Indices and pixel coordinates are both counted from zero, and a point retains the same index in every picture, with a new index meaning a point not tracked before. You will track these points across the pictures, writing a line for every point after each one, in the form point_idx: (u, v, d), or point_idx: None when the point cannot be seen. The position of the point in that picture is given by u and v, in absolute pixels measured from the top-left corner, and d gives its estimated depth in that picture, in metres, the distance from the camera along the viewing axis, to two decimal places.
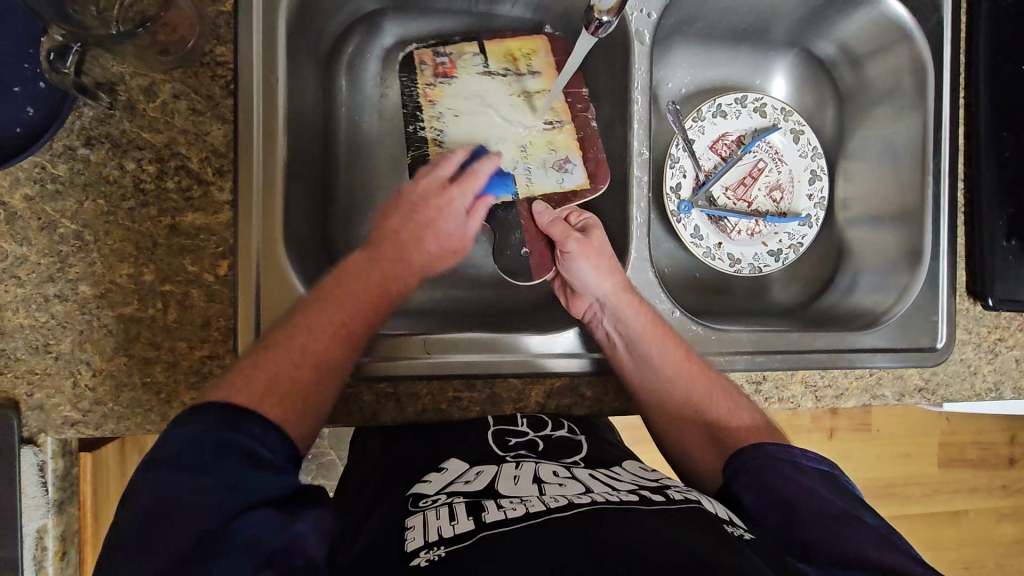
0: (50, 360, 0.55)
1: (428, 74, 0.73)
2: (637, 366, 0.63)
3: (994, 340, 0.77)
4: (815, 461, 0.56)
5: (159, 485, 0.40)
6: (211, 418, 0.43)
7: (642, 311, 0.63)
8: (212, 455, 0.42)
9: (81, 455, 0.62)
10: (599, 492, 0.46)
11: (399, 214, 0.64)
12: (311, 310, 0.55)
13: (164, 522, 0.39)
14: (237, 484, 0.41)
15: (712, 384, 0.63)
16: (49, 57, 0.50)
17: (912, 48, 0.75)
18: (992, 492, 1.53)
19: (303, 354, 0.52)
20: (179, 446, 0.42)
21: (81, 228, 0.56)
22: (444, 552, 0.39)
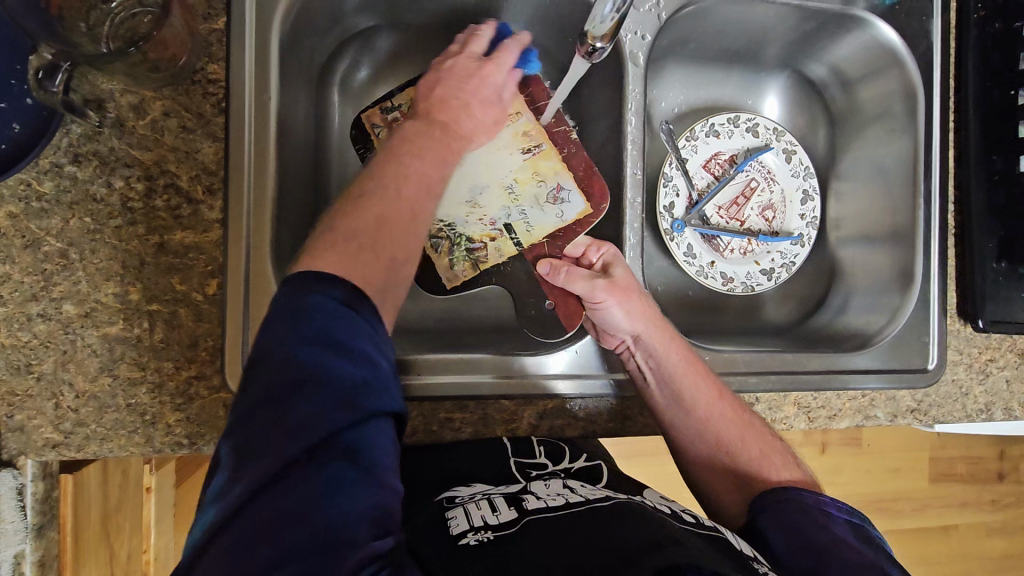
0: (32, 381, 0.54)
1: (387, 134, 0.71)
2: (669, 404, 0.63)
3: (985, 361, 0.78)
4: (845, 512, 0.55)
5: (294, 369, 0.38)
6: (340, 297, 0.42)
7: (676, 348, 0.64)
8: (347, 341, 0.40)
9: (62, 477, 0.58)
10: (632, 497, 0.50)
11: (444, 86, 0.63)
12: (403, 168, 0.54)
13: (293, 409, 0.37)
14: (364, 383, 0.39)
15: (742, 426, 0.63)
16: (37, 75, 0.49)
17: (903, 72, 0.76)
18: (982, 507, 1.53)
19: (398, 198, 0.52)
20: (315, 326, 0.40)
21: (66, 246, 0.55)
22: (492, 535, 0.42)
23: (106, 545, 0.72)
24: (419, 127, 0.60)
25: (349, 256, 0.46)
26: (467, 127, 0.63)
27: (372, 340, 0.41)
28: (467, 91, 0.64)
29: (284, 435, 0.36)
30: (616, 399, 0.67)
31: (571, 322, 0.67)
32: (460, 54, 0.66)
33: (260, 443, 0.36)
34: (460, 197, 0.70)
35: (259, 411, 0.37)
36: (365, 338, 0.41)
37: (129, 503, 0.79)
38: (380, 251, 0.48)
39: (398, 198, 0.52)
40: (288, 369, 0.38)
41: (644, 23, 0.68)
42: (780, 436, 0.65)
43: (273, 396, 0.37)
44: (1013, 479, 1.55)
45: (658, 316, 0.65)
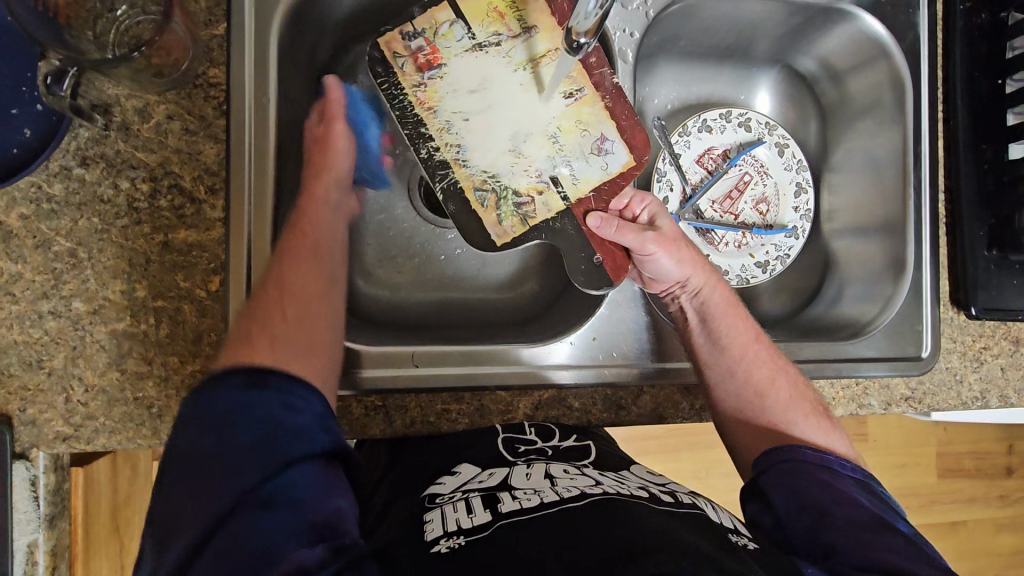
0: (43, 377, 0.56)
1: (410, 67, 0.64)
2: (711, 348, 0.66)
3: (979, 349, 0.78)
4: (848, 469, 0.58)
5: (207, 444, 0.43)
6: (240, 381, 0.47)
7: (719, 291, 0.68)
8: (249, 414, 0.45)
9: (73, 470, 0.61)
10: (611, 485, 0.50)
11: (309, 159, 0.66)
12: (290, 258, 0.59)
13: (212, 476, 0.42)
14: (274, 439, 0.44)
15: (778, 369, 0.66)
16: (46, 81, 0.51)
17: (891, 64, 0.77)
18: (990, 502, 1.52)
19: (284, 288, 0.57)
20: (219, 409, 0.45)
21: (75, 246, 0.57)
22: (463, 541, 0.44)
23: (116, 539, 0.74)
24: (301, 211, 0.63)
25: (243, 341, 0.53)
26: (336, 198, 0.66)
27: (278, 404, 0.46)
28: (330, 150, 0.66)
29: (206, 500, 0.41)
30: (610, 391, 0.68)
31: (621, 275, 0.65)
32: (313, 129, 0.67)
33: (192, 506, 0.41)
34: (503, 145, 0.66)
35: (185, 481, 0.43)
36: (276, 403, 0.46)
37: (137, 498, 0.80)
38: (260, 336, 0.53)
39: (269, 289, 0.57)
40: (201, 445, 0.44)
41: (633, 21, 0.70)
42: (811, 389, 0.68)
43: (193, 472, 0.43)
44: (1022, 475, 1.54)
45: (700, 263, 0.68)
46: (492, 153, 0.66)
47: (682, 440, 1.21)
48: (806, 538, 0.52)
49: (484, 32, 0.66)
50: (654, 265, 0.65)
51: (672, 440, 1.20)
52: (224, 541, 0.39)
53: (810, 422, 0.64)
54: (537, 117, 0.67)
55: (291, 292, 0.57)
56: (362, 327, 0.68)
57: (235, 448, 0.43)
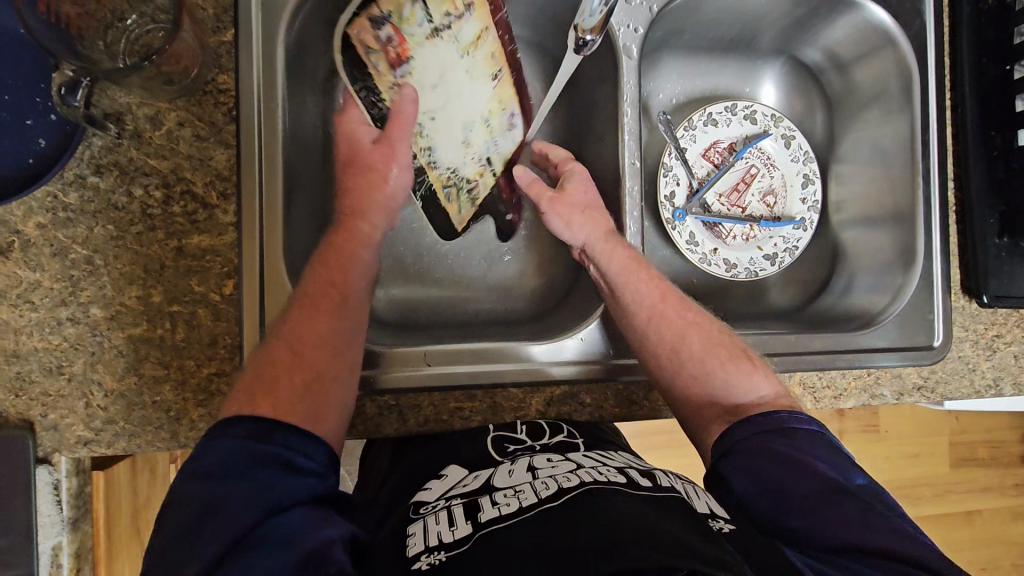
0: (64, 382, 0.57)
1: (382, 64, 0.64)
2: (620, 314, 0.65)
3: (992, 337, 0.78)
4: (803, 423, 0.57)
5: (202, 495, 0.43)
6: (243, 432, 0.47)
7: (616, 254, 0.65)
8: (248, 466, 0.45)
9: (93, 474, 0.62)
10: (591, 471, 0.49)
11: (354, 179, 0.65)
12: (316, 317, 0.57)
13: (211, 522, 0.41)
14: (269, 484, 0.44)
15: (684, 323, 0.65)
16: (60, 91, 0.52)
17: (897, 53, 0.77)
18: (1005, 491, 1.51)
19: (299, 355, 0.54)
20: (213, 462, 0.45)
21: (91, 253, 0.58)
22: (445, 556, 0.42)
23: (138, 541, 0.75)
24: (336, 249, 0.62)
25: (246, 398, 0.51)
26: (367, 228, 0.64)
27: (278, 461, 0.46)
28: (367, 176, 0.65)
29: (203, 543, 0.40)
30: (621, 386, 0.68)
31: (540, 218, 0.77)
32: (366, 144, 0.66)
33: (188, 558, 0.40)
34: (456, 139, 0.70)
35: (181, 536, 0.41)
36: (275, 454, 0.46)
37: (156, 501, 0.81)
38: (274, 391, 0.51)
39: (285, 345, 0.55)
40: (200, 495, 0.43)
41: (636, 17, 0.70)
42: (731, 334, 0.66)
43: (191, 524, 0.42)
44: None
45: (602, 225, 0.67)
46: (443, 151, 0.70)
47: None
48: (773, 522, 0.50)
49: (439, 12, 0.64)
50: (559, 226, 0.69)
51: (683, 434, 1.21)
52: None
53: (742, 382, 0.61)
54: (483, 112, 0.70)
55: (303, 351, 0.55)
56: (375, 327, 0.69)
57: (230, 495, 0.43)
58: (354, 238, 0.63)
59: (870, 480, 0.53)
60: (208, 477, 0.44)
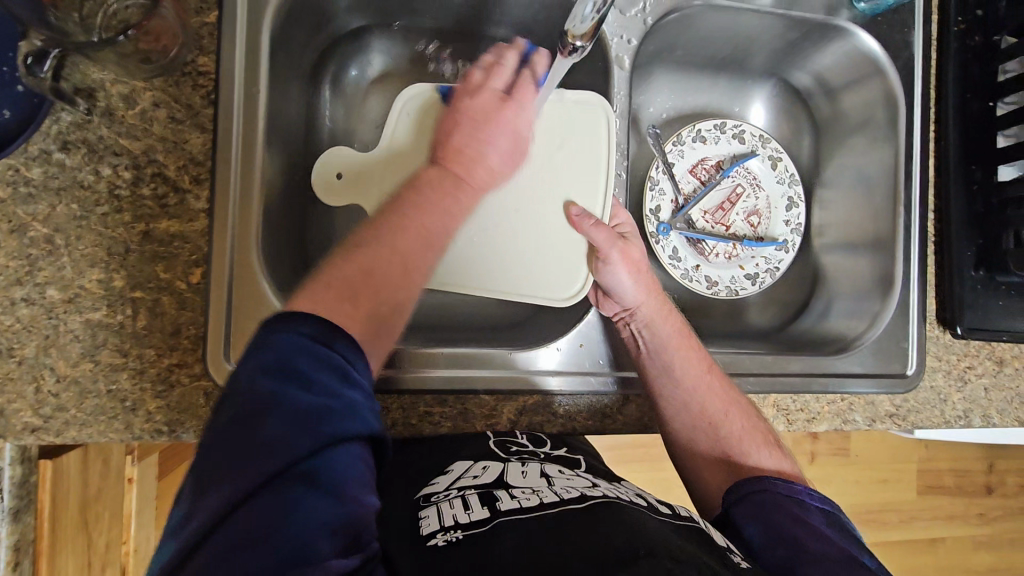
0: (14, 365, 0.54)
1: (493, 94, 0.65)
2: (660, 376, 0.63)
3: (964, 368, 0.78)
4: (817, 501, 0.55)
5: (257, 402, 0.38)
6: (309, 332, 0.42)
7: (669, 321, 0.65)
8: (309, 369, 0.40)
9: (40, 463, 0.58)
10: (607, 489, 0.49)
11: (464, 129, 0.61)
12: (410, 216, 0.52)
13: (260, 434, 0.37)
14: (331, 410, 0.39)
15: (728, 402, 0.63)
16: (26, 61, 0.50)
17: (885, 82, 0.78)
18: (969, 520, 1.53)
19: (394, 252, 0.49)
20: (277, 358, 0.40)
21: (52, 232, 0.55)
22: (462, 535, 0.42)
23: (85, 534, 0.71)
24: (430, 176, 0.57)
25: (345, 288, 0.46)
26: (479, 177, 0.59)
27: (342, 371, 0.41)
28: (483, 132, 0.61)
29: (249, 463, 0.36)
30: (596, 398, 0.67)
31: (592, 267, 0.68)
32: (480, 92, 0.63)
33: (223, 471, 0.36)
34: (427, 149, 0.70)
35: (225, 436, 0.38)
36: (335, 367, 0.41)
37: (110, 491, 0.78)
38: (363, 301, 0.46)
39: (391, 251, 0.49)
40: (255, 397, 0.39)
41: (631, 28, 0.70)
42: (767, 423, 0.65)
43: (237, 427, 0.38)
44: (1002, 494, 1.55)
45: (656, 295, 0.66)
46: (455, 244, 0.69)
47: None
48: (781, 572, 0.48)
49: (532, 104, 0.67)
50: (611, 280, 0.65)
51: (658, 449, 1.20)
52: (258, 510, 0.34)
53: (764, 457, 0.61)
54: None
55: (372, 283, 0.47)
56: None
57: (288, 407, 0.38)
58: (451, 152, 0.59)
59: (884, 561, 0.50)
60: (277, 375, 0.39)
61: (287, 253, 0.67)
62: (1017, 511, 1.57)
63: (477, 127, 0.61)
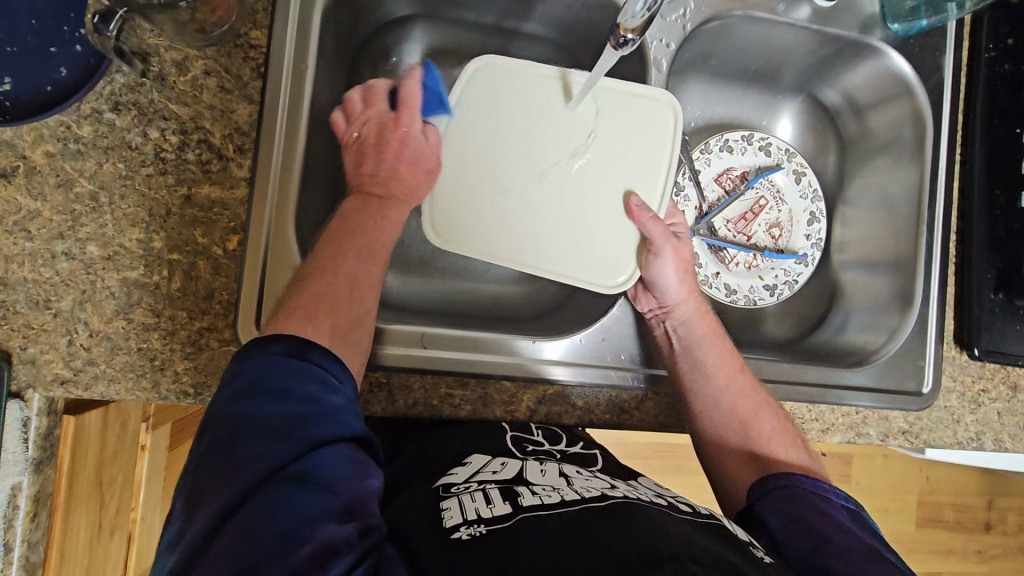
0: (49, 317, 0.55)
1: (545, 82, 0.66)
2: (694, 372, 0.64)
3: (978, 390, 0.79)
4: (842, 499, 0.55)
5: (230, 420, 0.41)
6: (280, 350, 0.44)
7: (705, 321, 0.67)
8: (280, 384, 0.42)
9: (64, 418, 0.59)
10: (627, 491, 0.48)
11: (370, 154, 0.63)
12: (354, 237, 0.56)
13: (242, 447, 0.39)
14: (308, 416, 0.41)
15: (758, 401, 0.64)
16: (93, 20, 0.51)
17: (913, 102, 0.79)
18: (967, 556, 1.52)
19: (336, 273, 0.53)
20: (251, 379, 0.42)
21: (97, 189, 0.56)
22: (485, 530, 0.41)
23: (98, 496, 0.72)
24: (354, 202, 0.60)
25: (305, 314, 0.49)
26: (401, 193, 0.62)
27: (314, 377, 0.43)
28: (384, 153, 0.63)
29: (234, 475, 0.38)
30: (615, 392, 0.67)
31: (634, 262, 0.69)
32: (368, 116, 0.65)
33: (211, 483, 0.38)
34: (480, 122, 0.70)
35: (207, 454, 0.40)
36: (310, 377, 0.43)
37: (124, 456, 0.79)
38: (323, 320, 0.49)
39: (336, 271, 0.53)
40: (229, 417, 0.41)
41: (670, 32, 0.72)
42: (793, 427, 0.66)
43: (218, 444, 0.40)
44: (1001, 531, 1.54)
45: (694, 295, 0.67)
46: (503, 216, 0.69)
47: (674, 460, 1.20)
48: (805, 566, 0.49)
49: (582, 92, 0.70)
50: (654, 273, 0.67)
51: (662, 460, 1.20)
52: (250, 509, 0.36)
53: (793, 457, 0.62)
54: (545, 146, 0.70)
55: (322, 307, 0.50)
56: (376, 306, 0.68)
57: (265, 418, 0.40)
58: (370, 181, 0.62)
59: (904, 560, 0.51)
60: (245, 393, 0.42)
61: (320, 230, 0.68)
62: (1017, 551, 1.56)
63: (379, 148, 0.63)
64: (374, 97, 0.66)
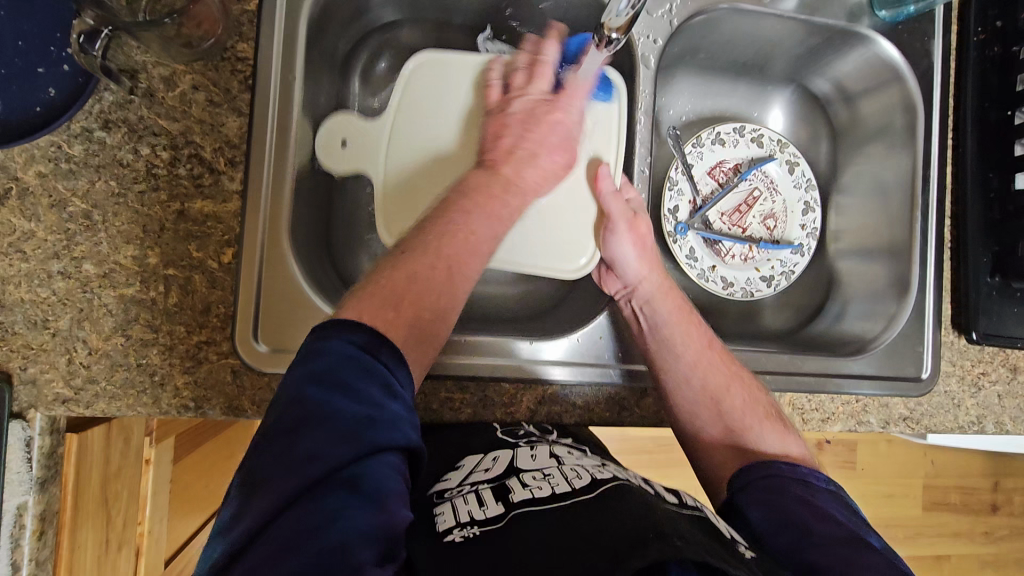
0: (48, 337, 0.55)
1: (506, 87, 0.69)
2: (660, 350, 0.65)
3: (978, 374, 0.79)
4: (824, 482, 0.56)
5: (303, 412, 0.40)
6: (358, 342, 0.44)
7: (669, 298, 0.67)
8: (352, 380, 0.41)
9: (66, 437, 0.58)
10: (616, 471, 0.49)
11: (512, 133, 0.66)
12: (438, 243, 0.53)
13: (305, 443, 0.38)
14: (375, 421, 0.40)
15: (728, 375, 0.64)
16: (78, 39, 0.52)
17: (903, 88, 0.79)
18: (974, 538, 1.53)
19: (437, 258, 0.52)
20: (325, 366, 0.42)
21: (90, 208, 0.57)
22: (478, 531, 0.42)
23: (105, 511, 0.72)
24: (479, 181, 0.61)
25: (387, 298, 0.48)
26: (529, 179, 0.64)
27: (384, 383, 0.42)
28: (531, 134, 0.66)
29: (291, 472, 0.37)
30: (614, 389, 0.67)
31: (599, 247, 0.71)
32: (522, 94, 0.68)
33: (269, 479, 0.38)
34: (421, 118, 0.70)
35: (273, 444, 0.39)
36: (377, 378, 0.42)
37: (129, 471, 0.79)
38: (406, 307, 0.48)
39: (436, 258, 0.52)
40: (302, 408, 0.40)
41: (657, 28, 0.72)
42: (774, 402, 0.65)
43: (282, 434, 0.40)
44: (1008, 512, 1.54)
45: (657, 273, 0.69)
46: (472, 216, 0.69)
47: (678, 454, 1.20)
48: (790, 557, 0.48)
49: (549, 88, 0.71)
50: (615, 253, 0.69)
51: (666, 454, 1.20)
52: (302, 516, 0.35)
53: (769, 432, 0.61)
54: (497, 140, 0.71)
55: (406, 294, 0.49)
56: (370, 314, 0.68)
57: (331, 417, 0.40)
58: (496, 169, 0.63)
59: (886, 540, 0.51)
60: (321, 385, 0.41)
61: (313, 239, 0.68)
62: None
63: (523, 129, 0.66)
64: (540, 70, 0.69)
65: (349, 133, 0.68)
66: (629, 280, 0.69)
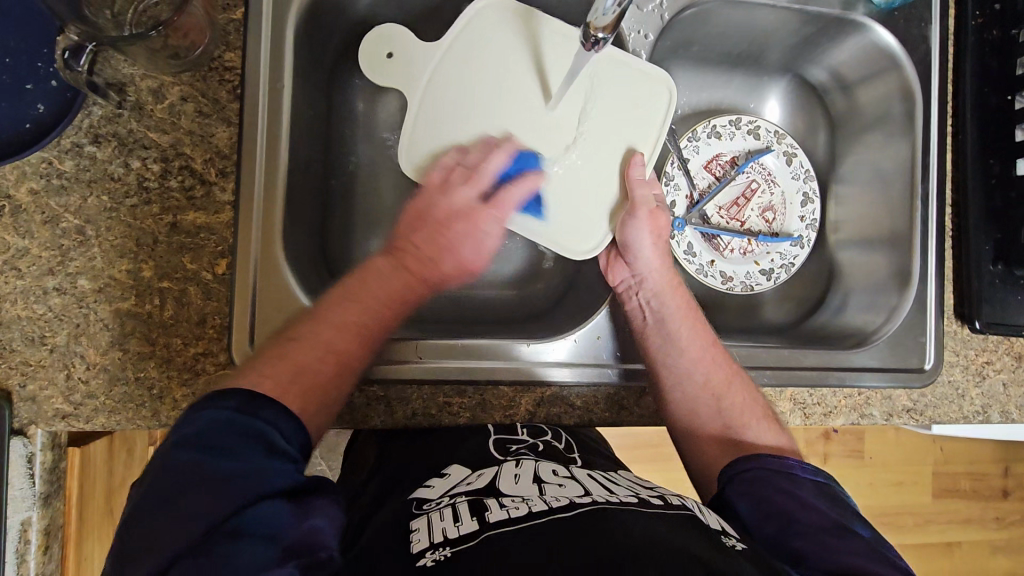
0: (46, 353, 0.56)
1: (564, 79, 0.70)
2: (664, 344, 0.65)
3: (982, 363, 0.78)
4: (809, 472, 0.55)
5: (181, 473, 0.40)
6: (233, 404, 0.44)
7: (675, 295, 0.68)
8: (227, 442, 0.42)
9: (69, 450, 0.60)
10: (602, 494, 0.48)
11: (425, 230, 0.62)
12: (336, 318, 0.54)
13: (185, 503, 0.39)
14: (252, 473, 0.40)
15: (731, 374, 0.65)
16: (63, 55, 0.52)
17: (901, 76, 0.78)
18: (986, 523, 1.52)
19: (328, 350, 0.52)
20: (198, 429, 0.42)
21: (83, 223, 0.57)
22: (450, 552, 0.41)
23: (110, 522, 0.73)
24: (380, 272, 0.59)
25: (274, 371, 0.49)
26: (436, 278, 0.61)
27: (262, 439, 0.43)
28: (445, 235, 0.62)
29: (176, 532, 0.38)
30: (613, 389, 0.67)
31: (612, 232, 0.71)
32: (453, 195, 0.64)
33: (149, 542, 0.38)
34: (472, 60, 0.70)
35: (153, 506, 0.39)
36: (256, 437, 0.43)
37: None
38: (292, 387, 0.49)
39: (322, 346, 0.52)
40: (180, 470, 0.40)
41: (648, 23, 0.71)
42: (768, 404, 0.66)
43: (159, 500, 0.39)
44: (1018, 497, 1.53)
45: (666, 268, 0.69)
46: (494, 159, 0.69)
47: None
48: (774, 547, 0.49)
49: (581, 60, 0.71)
50: (628, 241, 0.68)
51: (671, 449, 1.20)
52: (194, 572, 0.36)
53: (763, 433, 0.62)
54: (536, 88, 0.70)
55: (298, 369, 0.50)
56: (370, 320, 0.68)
57: (209, 474, 0.40)
58: (396, 255, 0.60)
59: (874, 528, 0.51)
60: (191, 449, 0.41)
61: (307, 246, 0.68)
62: None
63: (441, 232, 0.62)
64: (477, 175, 0.65)
65: (402, 61, 0.68)
66: (638, 270, 0.68)
